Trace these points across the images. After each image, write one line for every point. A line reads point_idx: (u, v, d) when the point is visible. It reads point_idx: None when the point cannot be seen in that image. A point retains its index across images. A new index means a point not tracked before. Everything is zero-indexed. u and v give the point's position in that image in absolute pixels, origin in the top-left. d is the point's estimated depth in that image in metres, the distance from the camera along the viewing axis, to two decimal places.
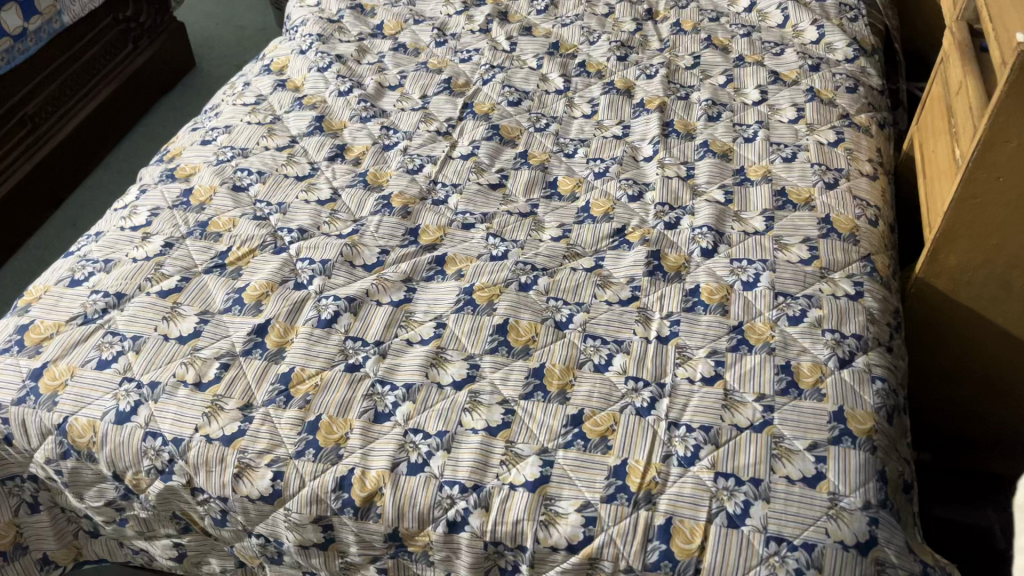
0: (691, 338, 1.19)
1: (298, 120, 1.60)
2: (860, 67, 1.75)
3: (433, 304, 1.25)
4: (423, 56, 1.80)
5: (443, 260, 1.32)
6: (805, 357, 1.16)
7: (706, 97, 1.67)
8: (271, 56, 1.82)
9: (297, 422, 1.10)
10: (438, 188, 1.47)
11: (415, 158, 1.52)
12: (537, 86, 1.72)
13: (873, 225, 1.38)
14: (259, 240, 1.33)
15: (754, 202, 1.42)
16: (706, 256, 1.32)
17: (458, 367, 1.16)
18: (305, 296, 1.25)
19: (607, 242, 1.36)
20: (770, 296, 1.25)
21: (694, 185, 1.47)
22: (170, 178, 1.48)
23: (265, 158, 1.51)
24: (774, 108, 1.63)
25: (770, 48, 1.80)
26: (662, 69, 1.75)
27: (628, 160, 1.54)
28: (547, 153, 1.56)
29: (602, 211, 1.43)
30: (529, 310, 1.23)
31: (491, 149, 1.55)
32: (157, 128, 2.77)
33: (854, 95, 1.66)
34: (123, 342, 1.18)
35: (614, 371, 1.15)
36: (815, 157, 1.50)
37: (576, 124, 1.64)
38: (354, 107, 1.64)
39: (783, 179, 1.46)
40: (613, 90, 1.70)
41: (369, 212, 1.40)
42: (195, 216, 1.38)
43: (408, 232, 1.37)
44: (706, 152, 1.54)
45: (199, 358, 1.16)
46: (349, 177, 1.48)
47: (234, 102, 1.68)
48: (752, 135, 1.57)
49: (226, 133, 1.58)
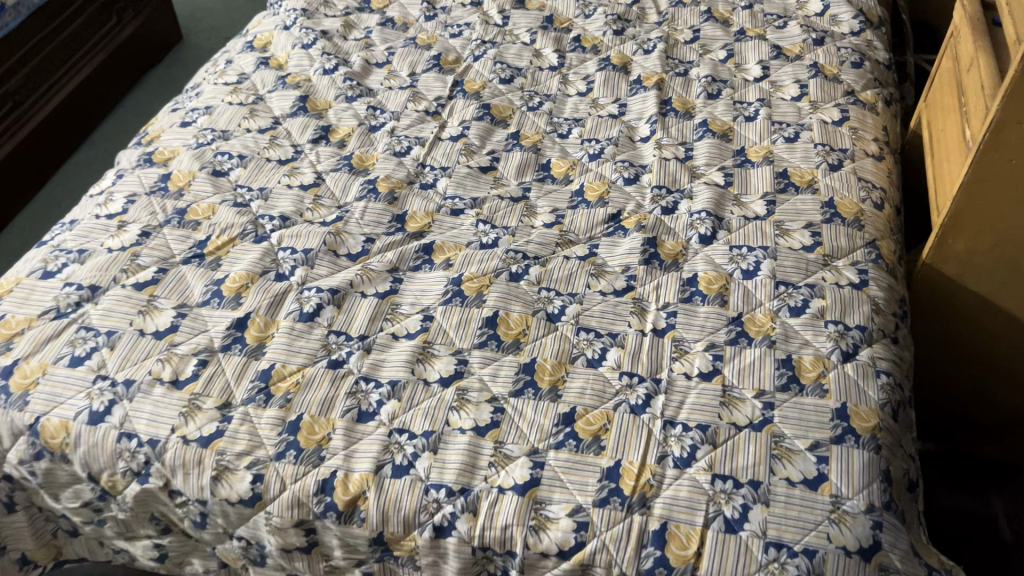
0: (689, 331, 1.14)
1: (281, 100, 1.54)
2: (866, 40, 1.68)
3: (421, 295, 1.20)
4: (412, 31, 1.73)
5: (430, 249, 1.27)
6: (807, 350, 1.12)
7: (706, 73, 1.60)
8: (255, 32, 1.75)
9: (278, 422, 1.05)
10: (427, 171, 1.41)
11: (402, 140, 1.47)
12: (530, 63, 1.66)
13: (878, 208, 1.33)
14: (239, 228, 1.28)
15: (755, 184, 1.37)
16: (704, 243, 1.27)
17: (446, 362, 1.11)
18: (287, 288, 1.20)
19: (602, 228, 1.31)
20: (771, 286, 1.20)
21: (693, 167, 1.41)
22: (148, 162, 1.42)
23: (246, 140, 1.45)
24: (776, 84, 1.57)
25: (772, 21, 1.73)
26: (660, 44, 1.68)
27: (624, 140, 1.48)
28: (540, 134, 1.51)
29: (596, 195, 1.37)
30: (520, 302, 1.18)
31: (482, 129, 1.50)
32: (144, 104, 2.71)
33: (859, 70, 1.60)
34: (96, 338, 1.14)
35: (608, 366, 1.11)
36: (819, 136, 1.44)
37: (571, 102, 1.58)
38: (340, 86, 1.57)
39: (785, 160, 1.41)
40: (609, 67, 1.64)
41: (354, 197, 1.35)
42: (174, 203, 1.33)
43: (394, 218, 1.32)
44: (705, 132, 1.48)
45: (176, 355, 1.12)
46: (334, 160, 1.42)
47: (215, 81, 1.62)
48: (754, 113, 1.51)
49: (207, 114, 1.52)
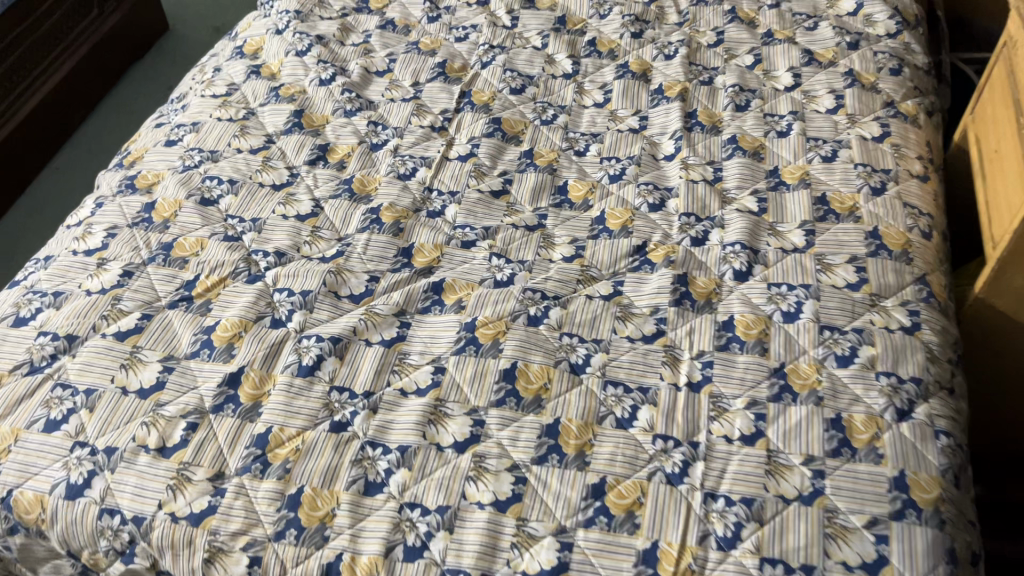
0: (727, 385, 1.04)
1: (274, 115, 1.42)
2: (904, 43, 1.56)
3: (431, 343, 1.09)
4: (414, 34, 1.61)
5: (440, 288, 1.16)
6: (858, 407, 1.01)
7: (733, 82, 1.48)
8: (245, 36, 1.62)
9: (276, 496, 0.95)
10: (434, 196, 1.30)
11: (407, 161, 1.35)
12: (543, 70, 1.54)
13: (927, 237, 1.22)
14: (230, 267, 1.17)
15: (792, 211, 1.26)
16: (739, 280, 1.17)
17: (461, 424, 1.01)
18: (283, 337, 1.09)
19: (626, 262, 1.20)
20: (815, 331, 1.09)
21: (723, 190, 1.30)
22: (130, 188, 1.30)
23: (237, 162, 1.33)
24: (809, 95, 1.46)
25: (801, 21, 1.61)
26: (682, 49, 1.56)
27: (647, 159, 1.37)
28: (556, 151, 1.39)
29: (619, 223, 1.26)
30: (540, 351, 1.08)
31: (493, 147, 1.38)
32: (128, 100, 2.57)
33: (899, 78, 1.48)
34: (74, 398, 1.03)
35: (640, 427, 1.00)
36: (859, 156, 1.32)
37: (588, 115, 1.46)
38: (338, 99, 1.45)
39: (823, 183, 1.29)
40: (628, 75, 1.52)
41: (356, 228, 1.24)
42: (158, 237, 1.21)
43: (400, 252, 1.21)
44: (734, 150, 1.36)
45: (162, 417, 1.01)
46: (332, 185, 1.31)
47: (202, 92, 1.50)
48: (787, 128, 1.39)
49: (194, 131, 1.40)
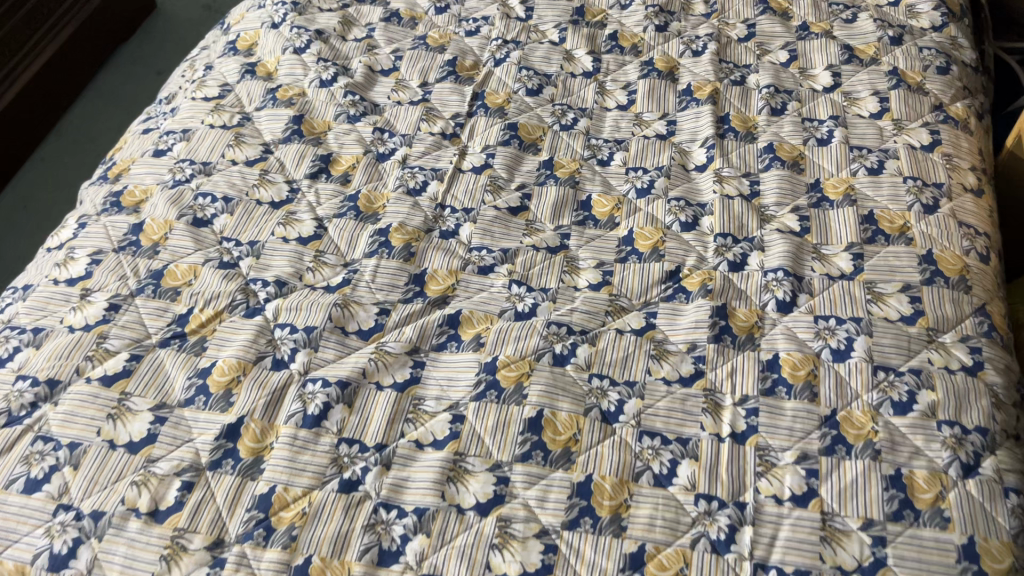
0: (774, 436, 0.95)
1: (271, 122, 1.31)
2: (950, 37, 1.45)
3: (448, 387, 1.00)
4: (421, 27, 1.49)
5: (457, 321, 1.06)
6: (919, 462, 0.92)
7: (767, 82, 1.37)
8: (237, 29, 1.50)
9: (282, 567, 0.86)
10: (447, 214, 1.20)
11: (416, 174, 1.25)
12: (561, 68, 1.42)
13: (985, 261, 1.12)
14: (226, 299, 1.07)
15: (837, 232, 1.16)
16: (782, 311, 1.07)
17: (483, 482, 0.91)
18: (286, 381, 1.00)
19: (658, 291, 1.11)
20: (868, 373, 1.00)
21: (761, 206, 1.20)
22: (115, 206, 1.19)
23: (232, 176, 1.23)
24: (851, 96, 1.35)
25: (838, 12, 1.49)
26: (711, 44, 1.44)
27: (677, 170, 1.26)
28: (578, 161, 1.29)
29: (649, 244, 1.16)
30: (568, 397, 0.98)
31: (509, 158, 1.28)
32: (115, 86, 2.45)
33: (947, 77, 1.37)
34: (56, 453, 0.93)
35: (680, 485, 0.91)
36: (908, 168, 1.22)
37: (611, 118, 1.35)
38: (340, 103, 1.34)
39: (870, 199, 1.19)
40: (654, 73, 1.41)
41: (364, 252, 1.13)
42: (147, 264, 1.11)
43: (412, 279, 1.11)
44: (772, 160, 1.26)
45: (154, 476, 0.92)
46: (336, 202, 1.20)
47: (193, 94, 1.38)
48: (828, 135, 1.29)
49: (185, 140, 1.29)
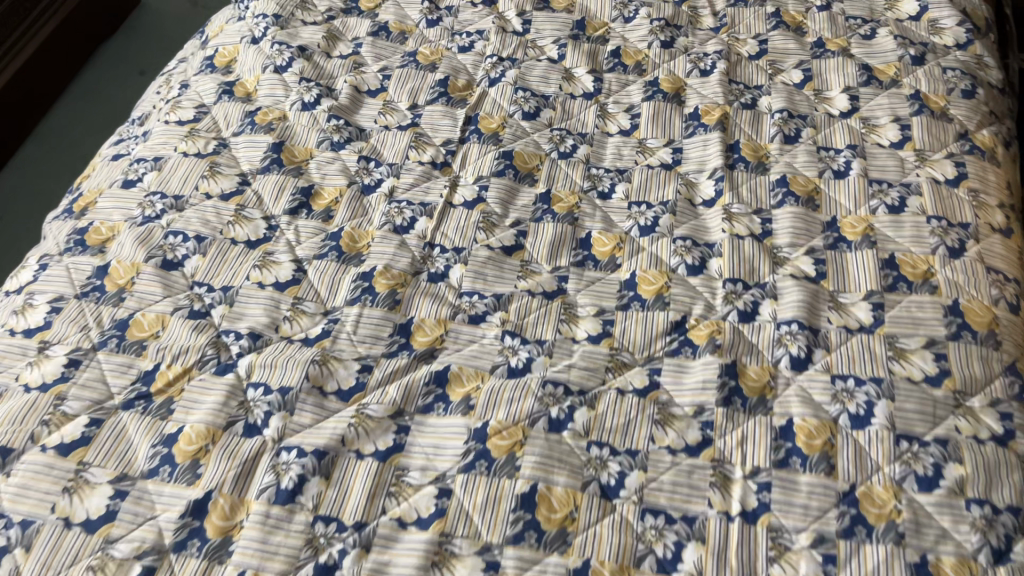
0: (788, 515, 0.87)
1: (249, 150, 1.22)
2: (975, 56, 1.36)
3: (435, 456, 0.92)
4: (411, 42, 1.40)
5: (445, 379, 0.98)
6: (945, 547, 0.85)
7: (780, 106, 1.29)
8: (215, 43, 1.41)
9: None
10: (437, 254, 1.12)
11: (404, 209, 1.16)
12: (559, 88, 1.33)
13: (1015, 311, 1.04)
14: (196, 354, 0.99)
15: (855, 278, 1.07)
16: (797, 369, 0.99)
17: (472, 568, 0.84)
18: (259, 450, 0.92)
19: (663, 344, 1.03)
20: (890, 442, 0.92)
21: (773, 247, 1.12)
22: (79, 245, 1.11)
23: (206, 212, 1.14)
24: (869, 123, 1.26)
25: (855, 28, 1.40)
26: (721, 62, 1.35)
27: (684, 205, 1.18)
28: (577, 194, 1.20)
29: (653, 290, 1.08)
30: (564, 469, 0.90)
31: (504, 191, 1.19)
32: (97, 85, 2.34)
33: (972, 102, 1.28)
34: (7, 532, 0.86)
35: (686, 572, 0.84)
36: (932, 206, 1.14)
37: (612, 145, 1.27)
38: (323, 128, 1.26)
39: (891, 240, 1.11)
40: (659, 95, 1.32)
41: (345, 299, 1.05)
42: (111, 312, 1.03)
43: (397, 330, 1.03)
44: (785, 195, 1.17)
45: (112, 559, 0.84)
46: (317, 241, 1.12)
47: (166, 116, 1.29)
48: (845, 167, 1.20)
49: (156, 169, 1.20)
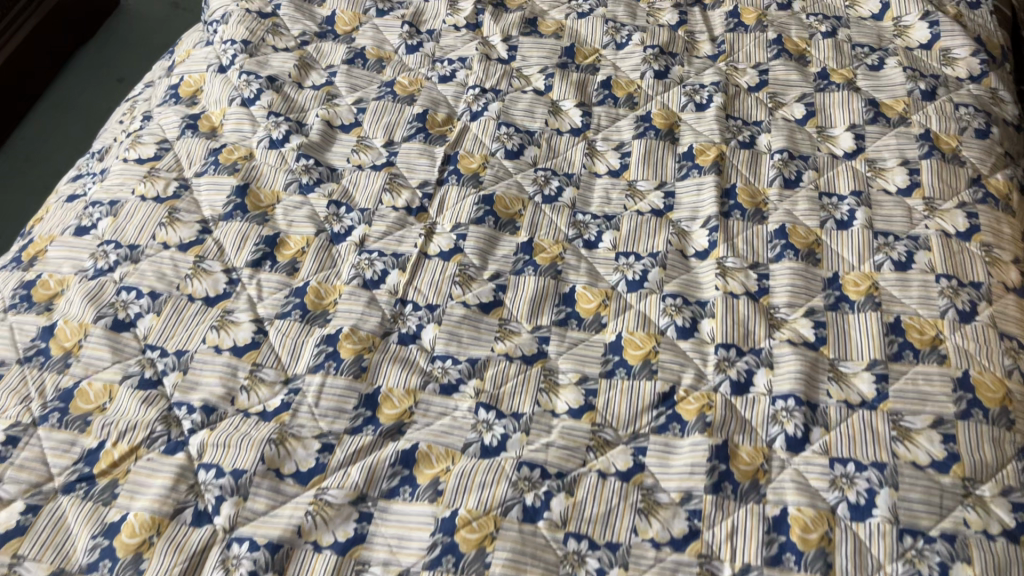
0: None
1: (211, 193, 1.15)
2: (989, 90, 1.27)
3: (399, 549, 0.85)
4: (389, 70, 1.31)
5: (412, 459, 0.91)
6: None
7: (780, 146, 1.20)
8: (181, 71, 1.33)
9: None
10: (408, 312, 1.04)
11: (375, 261, 1.09)
12: (545, 123, 1.25)
13: None
14: (144, 430, 0.92)
15: (858, 345, 1.00)
16: (793, 450, 0.92)
17: None
18: (208, 541, 0.85)
19: (649, 418, 0.95)
20: (893, 537, 0.85)
21: (769, 308, 1.04)
22: (25, 302, 1.04)
23: (161, 265, 1.07)
24: (875, 166, 1.17)
25: (862, 57, 1.32)
26: (717, 95, 1.27)
27: (675, 257, 1.10)
28: (561, 243, 1.12)
29: (640, 355, 1.00)
30: (538, 566, 0.83)
31: (483, 240, 1.11)
32: (73, 93, 2.24)
33: (986, 142, 1.19)
34: None
35: None
36: (942, 263, 1.06)
37: (600, 187, 1.19)
38: (291, 168, 1.18)
39: (897, 302, 1.03)
40: (651, 132, 1.24)
41: (308, 366, 0.98)
42: (55, 381, 0.96)
43: (363, 401, 0.95)
44: (784, 248, 1.09)
45: None
46: (280, 298, 1.04)
47: (125, 153, 1.21)
48: (848, 216, 1.12)
49: (111, 214, 1.12)
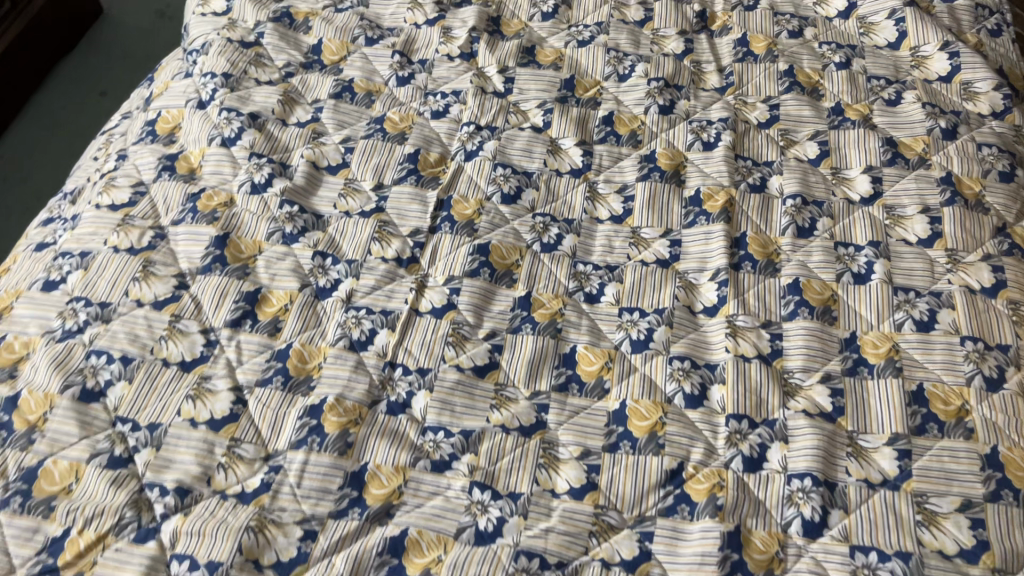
0: None
1: (189, 244, 1.08)
2: (1014, 127, 1.20)
3: None
4: (378, 105, 1.24)
5: (402, 548, 0.85)
6: None
7: (792, 190, 1.14)
8: (158, 105, 1.26)
9: None
10: (399, 376, 0.98)
11: (363, 319, 1.02)
12: (544, 163, 1.18)
13: None
14: (113, 516, 0.86)
15: (879, 416, 0.93)
16: (809, 535, 0.86)
17: None
18: None
19: (656, 499, 0.89)
20: None
21: (783, 373, 0.98)
22: None
23: (134, 324, 1.00)
24: (894, 213, 1.11)
25: (879, 90, 1.24)
26: (726, 133, 1.20)
27: (683, 314, 1.03)
28: (561, 297, 1.05)
29: (646, 426, 0.93)
30: None
31: (478, 295, 1.04)
32: (54, 107, 2.16)
33: (1011, 186, 1.13)
34: None
35: None
36: (966, 323, 0.99)
37: (602, 234, 1.12)
38: (274, 216, 1.11)
39: (920, 368, 0.96)
40: (655, 174, 1.17)
41: (291, 441, 0.91)
42: (18, 459, 0.90)
43: (349, 481, 0.89)
44: (798, 305, 1.03)
45: None
46: (261, 363, 0.98)
47: (98, 197, 1.14)
48: (866, 270, 1.05)
49: (81, 267, 1.05)
